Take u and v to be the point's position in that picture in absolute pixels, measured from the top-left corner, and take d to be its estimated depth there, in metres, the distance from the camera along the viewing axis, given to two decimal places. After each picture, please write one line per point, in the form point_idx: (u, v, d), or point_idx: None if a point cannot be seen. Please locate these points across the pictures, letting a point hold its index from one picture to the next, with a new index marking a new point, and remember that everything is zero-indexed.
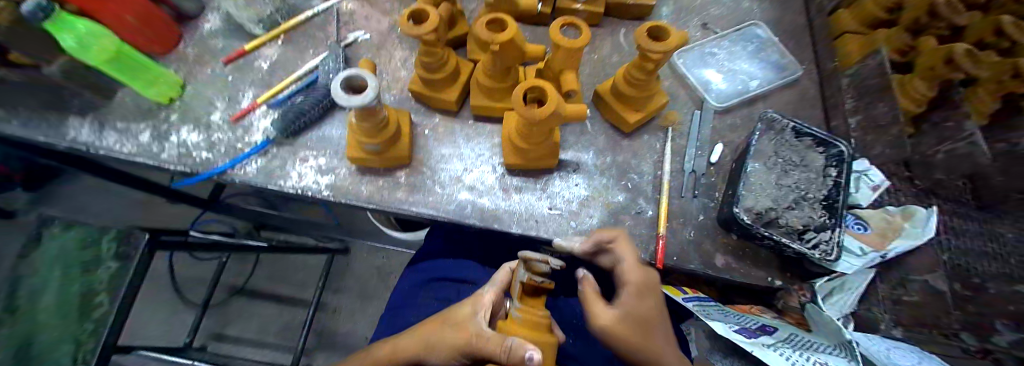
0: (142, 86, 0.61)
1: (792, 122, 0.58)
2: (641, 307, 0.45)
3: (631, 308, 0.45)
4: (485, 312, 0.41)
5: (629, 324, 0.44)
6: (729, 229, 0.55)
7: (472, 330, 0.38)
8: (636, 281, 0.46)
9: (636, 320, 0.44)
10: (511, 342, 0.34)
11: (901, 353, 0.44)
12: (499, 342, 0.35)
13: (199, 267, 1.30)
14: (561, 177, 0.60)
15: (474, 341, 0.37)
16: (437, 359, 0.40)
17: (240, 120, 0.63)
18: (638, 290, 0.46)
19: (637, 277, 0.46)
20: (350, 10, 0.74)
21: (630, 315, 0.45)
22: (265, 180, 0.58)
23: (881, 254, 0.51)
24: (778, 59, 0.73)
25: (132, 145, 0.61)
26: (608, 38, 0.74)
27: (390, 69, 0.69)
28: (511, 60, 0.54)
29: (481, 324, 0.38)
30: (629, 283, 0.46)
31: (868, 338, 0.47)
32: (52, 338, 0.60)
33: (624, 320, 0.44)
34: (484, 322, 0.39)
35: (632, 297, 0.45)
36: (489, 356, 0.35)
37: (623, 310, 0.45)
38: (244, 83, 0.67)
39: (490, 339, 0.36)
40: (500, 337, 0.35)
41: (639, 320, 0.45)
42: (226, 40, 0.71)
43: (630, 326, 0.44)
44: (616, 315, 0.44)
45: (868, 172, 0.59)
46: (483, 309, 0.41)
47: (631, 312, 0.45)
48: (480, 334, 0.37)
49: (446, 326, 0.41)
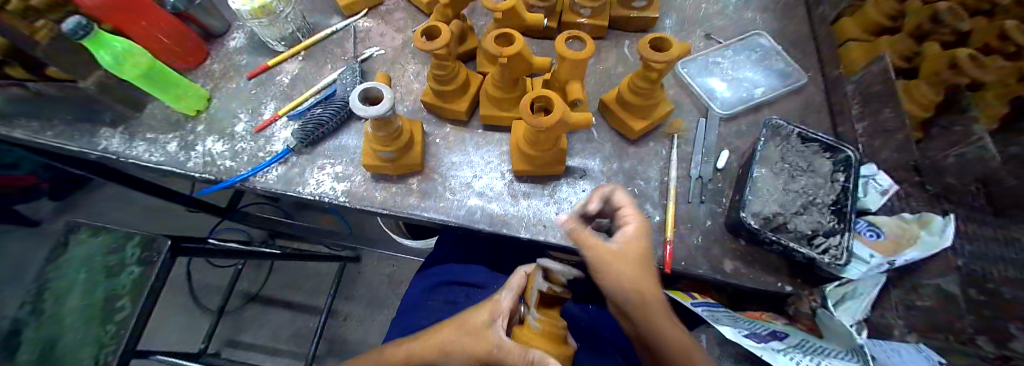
0: (171, 100, 0.64)
1: (797, 128, 0.59)
2: (637, 251, 0.41)
3: (632, 250, 0.41)
4: (503, 319, 0.41)
5: (627, 263, 0.40)
6: (737, 234, 0.56)
7: (492, 340, 0.39)
8: (635, 222, 0.42)
9: (635, 262, 0.40)
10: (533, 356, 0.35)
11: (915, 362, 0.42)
12: (521, 353, 0.37)
13: (216, 274, 1.33)
14: (569, 183, 0.62)
15: (497, 352, 0.38)
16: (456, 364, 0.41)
17: (262, 130, 0.66)
18: (640, 235, 0.41)
19: (639, 222, 0.42)
20: (366, 27, 0.77)
21: (632, 257, 0.40)
22: (284, 187, 0.61)
23: (891, 261, 0.50)
24: (782, 67, 0.74)
25: (159, 153, 0.65)
26: (614, 49, 0.75)
27: (403, 82, 0.72)
28: (518, 72, 0.56)
29: (501, 334, 0.39)
30: (631, 223, 0.42)
31: (882, 350, 0.46)
32: (74, 341, 0.63)
33: (622, 258, 0.40)
34: (502, 331, 0.40)
35: (632, 236, 0.41)
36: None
37: (618, 252, 0.40)
38: (265, 96, 0.70)
39: (512, 349, 0.38)
40: (521, 348, 0.37)
41: (637, 265, 0.40)
42: (251, 56, 0.75)
43: (628, 264, 0.40)
44: (615, 252, 0.40)
45: (876, 177, 0.59)
46: (500, 317, 0.42)
47: (632, 252, 0.40)
48: (501, 346, 0.38)
49: (461, 336, 0.41)
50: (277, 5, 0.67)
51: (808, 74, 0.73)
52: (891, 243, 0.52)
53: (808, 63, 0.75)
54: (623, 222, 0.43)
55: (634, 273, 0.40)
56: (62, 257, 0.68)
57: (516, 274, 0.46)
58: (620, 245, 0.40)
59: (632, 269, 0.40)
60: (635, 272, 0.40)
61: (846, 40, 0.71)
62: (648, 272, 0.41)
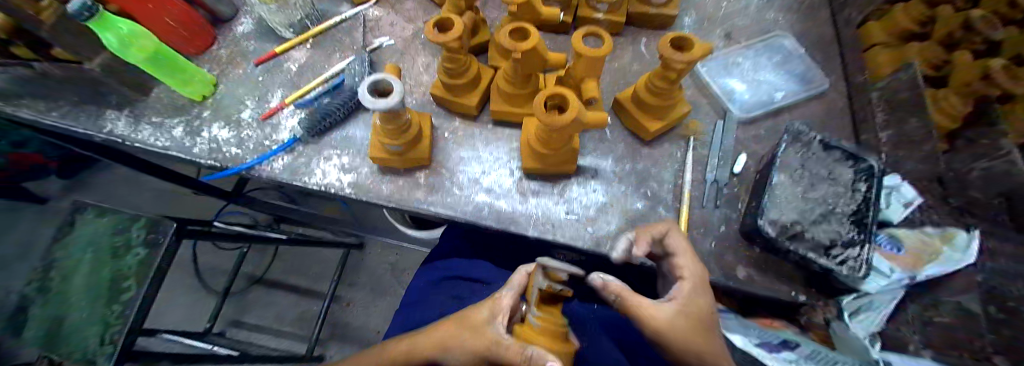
0: (178, 84, 0.64)
1: (820, 135, 0.57)
2: (693, 312, 0.40)
3: (688, 308, 0.40)
4: (503, 317, 0.40)
5: (683, 322, 0.39)
6: (752, 241, 0.55)
7: (491, 337, 0.38)
8: (693, 278, 0.42)
9: (689, 323, 0.39)
10: (532, 352, 0.33)
11: None
12: (518, 351, 0.35)
13: (221, 257, 1.34)
14: (579, 183, 0.60)
15: (495, 347, 0.37)
16: (454, 360, 0.40)
17: (269, 118, 0.65)
18: (697, 290, 0.41)
19: (697, 279, 0.41)
20: (375, 16, 0.75)
21: (689, 316, 0.39)
22: (290, 177, 0.60)
23: (909, 276, 0.49)
24: (805, 69, 0.71)
25: (164, 138, 0.64)
26: (630, 46, 0.73)
27: (413, 74, 0.70)
28: (532, 68, 0.54)
29: (500, 330, 0.38)
30: (687, 278, 0.42)
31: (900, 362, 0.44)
32: (78, 320, 0.64)
33: (678, 318, 0.39)
34: (503, 327, 0.39)
35: (687, 295, 0.41)
36: (507, 363, 0.36)
37: (678, 311, 0.40)
38: (273, 83, 0.69)
39: (511, 346, 0.36)
40: (519, 346, 0.36)
41: (694, 327, 0.39)
42: (258, 42, 0.73)
43: (687, 324, 0.39)
44: (670, 313, 0.39)
45: (899, 188, 0.56)
46: (500, 314, 0.40)
47: (687, 312, 0.40)
48: (500, 342, 0.37)
49: (460, 332, 0.41)
50: None
51: (832, 78, 0.71)
52: (911, 257, 0.50)
53: (831, 66, 0.72)
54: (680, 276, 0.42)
55: (693, 337, 0.38)
56: (69, 238, 0.69)
57: (517, 273, 0.45)
58: (676, 304, 0.40)
59: (689, 332, 0.38)
60: (693, 334, 0.38)
61: (873, 45, 0.69)
62: (708, 335, 0.39)
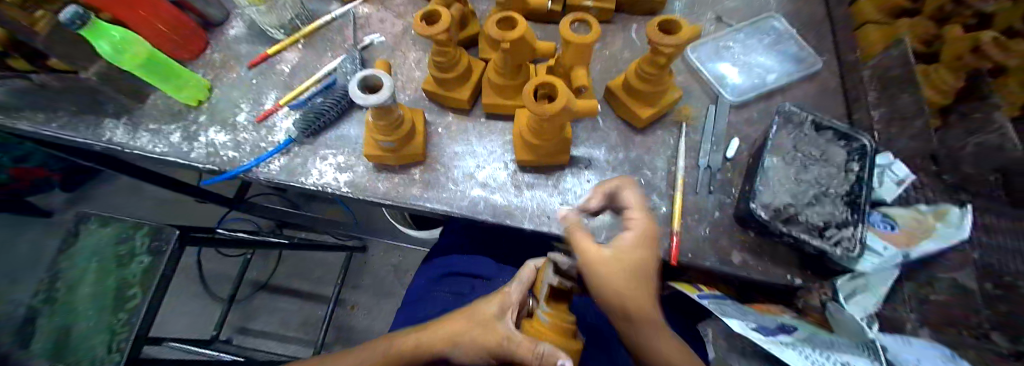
0: (174, 90, 0.64)
1: (811, 115, 0.57)
2: (630, 260, 0.41)
3: (629, 256, 0.41)
4: (512, 313, 0.42)
5: (618, 269, 0.40)
6: (746, 226, 0.55)
7: (502, 333, 0.39)
8: (638, 229, 0.43)
9: (627, 267, 0.41)
10: (542, 348, 0.35)
11: (930, 362, 0.40)
12: (529, 348, 0.36)
13: (225, 263, 1.35)
14: (573, 174, 0.60)
15: (506, 344, 0.38)
16: (464, 356, 0.41)
17: (265, 120, 0.66)
18: (640, 240, 0.42)
19: (642, 229, 0.43)
20: (366, 13, 0.76)
21: (627, 263, 0.41)
22: (287, 178, 0.60)
23: (903, 253, 0.49)
24: (796, 51, 0.71)
25: (162, 144, 0.65)
26: (620, 34, 0.73)
27: (405, 70, 0.71)
28: (520, 58, 0.55)
29: (511, 327, 0.40)
30: (632, 227, 0.43)
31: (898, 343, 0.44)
32: (84, 330, 0.65)
33: (615, 265, 0.41)
34: (513, 324, 0.40)
35: (630, 243, 0.42)
36: (519, 360, 0.37)
37: (612, 258, 0.41)
38: (266, 85, 0.69)
39: (522, 342, 0.37)
40: (530, 342, 0.37)
41: (628, 274, 0.40)
42: (250, 44, 0.74)
43: (625, 270, 0.41)
44: (605, 259, 0.41)
45: (892, 166, 0.57)
46: (509, 311, 0.42)
47: (625, 260, 0.41)
48: (510, 338, 0.39)
49: (470, 329, 0.41)
50: None
51: (823, 59, 0.71)
52: (905, 235, 0.51)
53: (823, 47, 0.72)
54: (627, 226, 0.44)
55: (624, 282, 0.40)
56: (72, 248, 0.70)
57: (524, 268, 0.47)
58: (612, 252, 0.41)
59: (623, 278, 0.40)
60: (625, 280, 0.40)
61: (863, 23, 0.68)
62: (643, 283, 0.41)
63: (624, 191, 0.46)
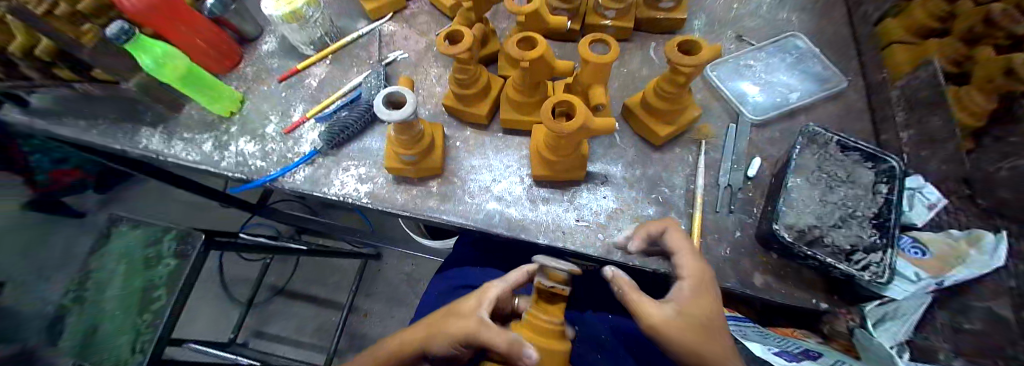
0: (209, 102, 0.68)
1: (836, 136, 0.56)
2: (701, 316, 0.38)
3: (690, 309, 0.38)
4: (490, 305, 0.41)
5: (689, 328, 0.37)
6: (769, 247, 0.53)
7: (474, 320, 0.39)
8: (694, 278, 0.40)
9: (690, 322, 0.37)
10: (510, 335, 0.36)
11: None
12: (504, 334, 0.36)
13: (245, 267, 1.39)
14: (589, 189, 0.60)
15: (478, 330, 0.38)
16: (442, 346, 0.41)
17: (292, 131, 0.68)
18: (700, 291, 0.40)
19: (696, 279, 0.40)
20: (391, 31, 0.78)
21: (690, 318, 0.38)
22: (311, 187, 0.62)
23: (937, 282, 0.47)
24: (820, 70, 0.70)
25: (194, 153, 0.68)
26: (639, 52, 0.74)
27: (426, 85, 0.73)
28: (539, 76, 0.56)
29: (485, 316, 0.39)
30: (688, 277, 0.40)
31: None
32: (113, 330, 0.68)
33: (683, 321, 0.37)
34: (487, 314, 0.40)
35: (688, 296, 0.39)
36: (492, 346, 0.36)
37: (675, 317, 0.37)
38: (294, 98, 0.72)
39: (493, 329, 0.37)
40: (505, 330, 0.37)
41: (699, 332, 0.37)
42: (281, 60, 0.77)
43: (687, 326, 0.37)
44: (671, 317, 0.37)
45: (922, 189, 0.55)
46: (487, 303, 0.42)
47: (692, 316, 0.38)
48: (483, 325, 0.38)
49: (448, 317, 0.42)
50: (308, 9, 0.69)
51: (849, 78, 0.69)
52: (937, 261, 0.48)
53: (848, 66, 0.70)
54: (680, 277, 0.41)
55: (697, 342, 0.36)
56: (104, 250, 0.73)
57: (517, 270, 0.46)
58: (676, 310, 0.38)
59: (696, 336, 0.37)
60: (698, 339, 0.37)
61: (890, 42, 0.66)
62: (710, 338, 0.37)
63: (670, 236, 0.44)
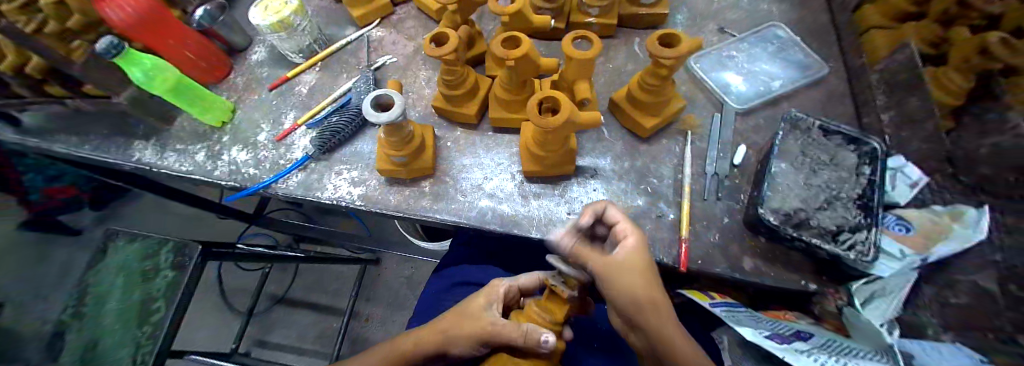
0: (200, 112, 0.68)
1: (818, 120, 0.58)
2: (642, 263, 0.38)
3: (636, 262, 0.38)
4: (499, 303, 0.43)
5: (631, 272, 0.37)
6: (757, 231, 0.54)
7: (487, 319, 0.41)
8: (635, 237, 0.39)
9: (636, 270, 0.37)
10: (525, 328, 0.38)
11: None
12: (516, 328, 0.38)
13: (244, 278, 1.39)
14: (579, 183, 0.61)
15: (491, 329, 0.40)
16: (458, 350, 0.41)
17: (284, 138, 0.69)
18: (641, 247, 0.39)
19: (639, 237, 0.39)
20: (379, 36, 0.79)
21: (636, 269, 0.38)
22: (304, 192, 0.63)
23: (921, 257, 0.48)
24: (802, 58, 0.72)
25: (188, 163, 0.68)
26: (624, 47, 0.75)
27: (415, 88, 0.73)
28: (524, 74, 0.57)
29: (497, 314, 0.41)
30: (631, 235, 0.39)
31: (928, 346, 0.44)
32: (113, 342, 0.68)
33: (624, 266, 0.37)
34: (498, 312, 0.42)
35: (634, 251, 0.38)
36: (505, 340, 0.38)
37: (616, 264, 0.37)
38: (285, 106, 0.73)
39: (506, 325, 0.39)
40: (516, 324, 0.39)
41: (640, 276, 0.37)
42: (271, 69, 0.78)
43: (634, 273, 0.37)
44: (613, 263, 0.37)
45: (904, 169, 0.56)
46: (497, 301, 0.43)
47: (634, 262, 0.38)
48: (494, 323, 0.40)
49: (459, 316, 0.43)
50: (295, 17, 0.69)
51: (830, 64, 0.71)
52: (922, 237, 0.49)
53: (829, 53, 0.72)
54: (621, 237, 0.39)
55: (637, 284, 0.37)
56: (102, 264, 0.73)
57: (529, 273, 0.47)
58: (618, 257, 0.37)
59: (637, 278, 0.37)
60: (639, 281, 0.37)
61: (868, 28, 0.68)
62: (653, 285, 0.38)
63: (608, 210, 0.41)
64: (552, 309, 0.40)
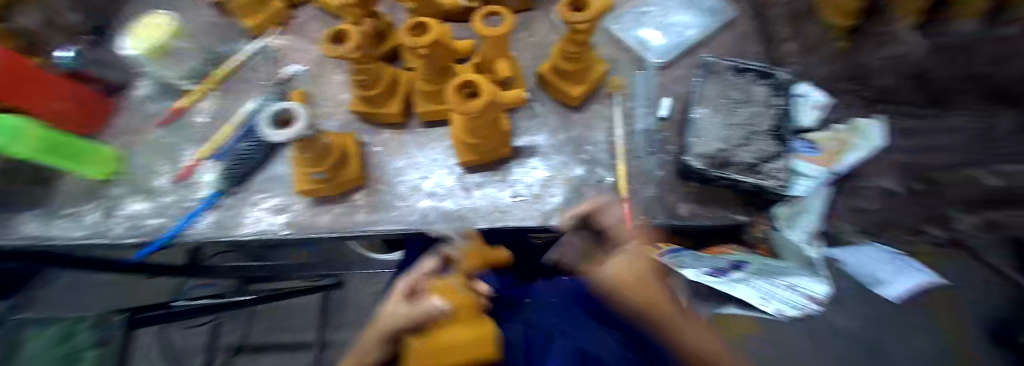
0: (83, 165, 0.60)
1: (731, 62, 0.62)
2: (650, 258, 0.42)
3: (639, 259, 0.41)
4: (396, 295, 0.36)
5: (647, 273, 0.39)
6: (689, 178, 0.56)
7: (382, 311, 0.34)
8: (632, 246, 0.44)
9: (646, 273, 0.39)
10: (408, 309, 0.31)
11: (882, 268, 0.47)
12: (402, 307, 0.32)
13: (197, 334, 1.28)
14: (519, 164, 0.60)
15: (382, 321, 0.33)
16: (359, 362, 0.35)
17: (187, 178, 0.62)
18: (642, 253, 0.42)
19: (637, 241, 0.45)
20: (280, 45, 0.73)
21: (644, 272, 0.39)
22: (219, 233, 0.57)
23: (831, 171, 0.53)
24: (710, 4, 0.74)
25: (77, 228, 0.59)
26: (543, 18, 0.74)
27: (330, 95, 0.68)
28: (443, 59, 0.54)
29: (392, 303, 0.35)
30: (631, 242, 0.45)
31: (850, 260, 0.50)
32: None
33: (640, 273, 0.39)
34: (394, 302, 0.35)
35: (632, 257, 0.41)
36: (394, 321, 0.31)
37: (632, 269, 0.39)
38: (183, 141, 0.66)
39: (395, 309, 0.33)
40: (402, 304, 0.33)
41: (657, 282, 0.38)
42: (159, 102, 0.69)
43: (649, 280, 0.38)
44: (628, 270, 0.39)
45: (809, 95, 0.61)
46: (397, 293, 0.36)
47: (643, 266, 0.40)
48: (388, 314, 0.33)
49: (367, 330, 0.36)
50: (175, 41, 0.62)
51: (734, 7, 0.74)
52: (828, 155, 0.55)
53: None
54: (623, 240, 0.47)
55: (653, 291, 0.37)
56: None
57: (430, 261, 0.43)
58: (636, 262, 0.40)
59: (652, 286, 0.38)
60: (652, 287, 0.37)
61: None
62: (661, 294, 0.38)
63: (608, 212, 0.50)
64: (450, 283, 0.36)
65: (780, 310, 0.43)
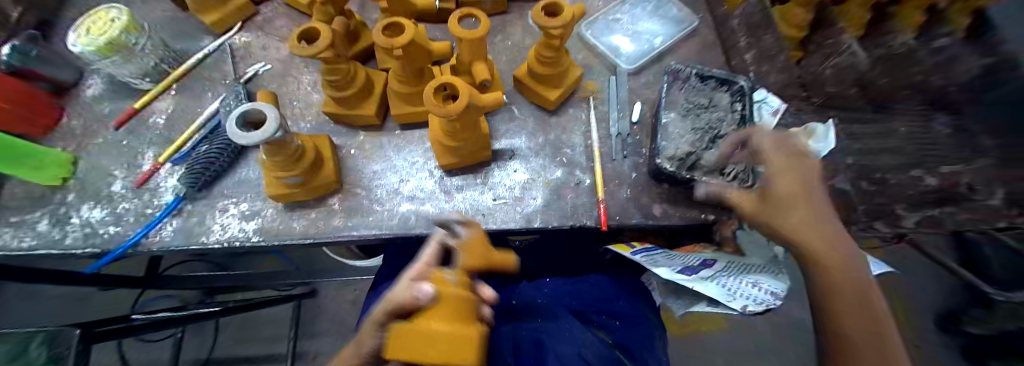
0: (31, 171, 0.55)
1: (695, 69, 0.63)
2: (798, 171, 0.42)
3: (781, 186, 0.41)
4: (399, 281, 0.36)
5: (792, 200, 0.41)
6: (660, 179, 0.58)
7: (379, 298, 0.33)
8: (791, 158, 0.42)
9: (793, 197, 0.41)
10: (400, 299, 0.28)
11: None
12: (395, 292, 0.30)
13: (156, 348, 1.20)
14: (499, 167, 0.61)
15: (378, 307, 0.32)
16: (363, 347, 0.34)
17: (145, 183, 0.59)
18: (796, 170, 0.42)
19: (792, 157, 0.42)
20: (244, 42, 0.71)
21: (790, 196, 0.41)
22: (185, 241, 0.54)
23: None
24: (677, 12, 0.78)
25: (22, 238, 0.55)
26: (518, 22, 0.75)
27: (301, 96, 0.67)
28: (419, 62, 0.54)
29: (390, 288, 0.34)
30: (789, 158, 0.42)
31: None
32: None
33: (788, 199, 0.41)
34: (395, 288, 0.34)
35: (784, 172, 0.42)
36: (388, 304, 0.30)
37: (780, 194, 0.41)
38: (141, 144, 0.62)
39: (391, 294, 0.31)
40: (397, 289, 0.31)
41: (801, 204, 0.41)
42: (112, 103, 0.66)
43: (794, 208, 0.41)
44: (772, 198, 0.42)
45: (766, 100, 0.62)
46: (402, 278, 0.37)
47: (793, 189, 0.41)
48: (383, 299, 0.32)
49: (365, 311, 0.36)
50: (129, 36, 0.57)
51: (700, 16, 0.77)
52: None
53: (697, 6, 0.79)
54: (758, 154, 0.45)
55: (801, 214, 0.41)
56: None
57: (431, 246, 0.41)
58: (778, 189, 0.41)
59: (799, 210, 0.41)
60: (803, 208, 0.41)
61: None
62: (812, 215, 0.41)
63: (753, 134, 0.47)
64: (447, 279, 0.31)
65: (746, 306, 0.44)
